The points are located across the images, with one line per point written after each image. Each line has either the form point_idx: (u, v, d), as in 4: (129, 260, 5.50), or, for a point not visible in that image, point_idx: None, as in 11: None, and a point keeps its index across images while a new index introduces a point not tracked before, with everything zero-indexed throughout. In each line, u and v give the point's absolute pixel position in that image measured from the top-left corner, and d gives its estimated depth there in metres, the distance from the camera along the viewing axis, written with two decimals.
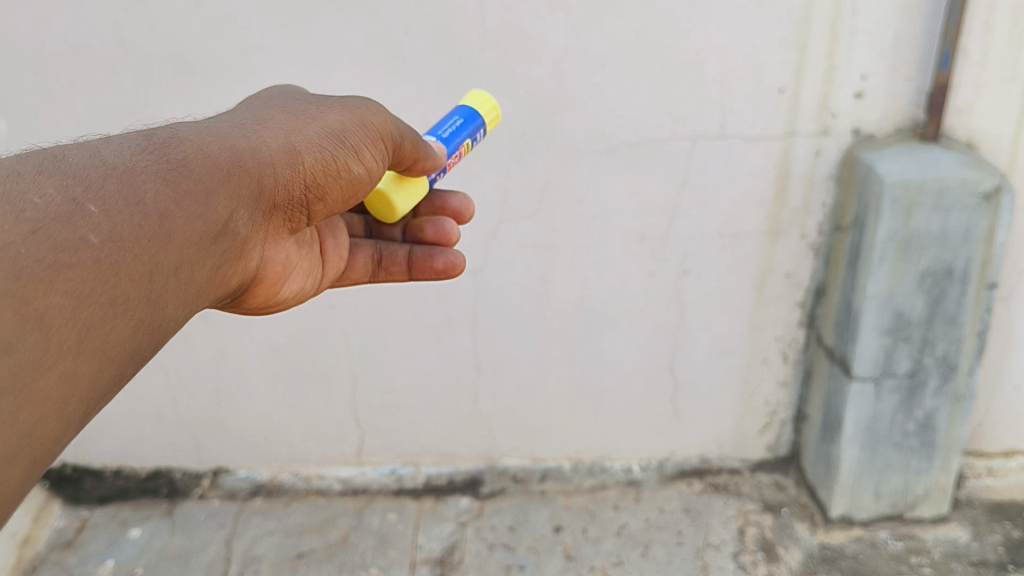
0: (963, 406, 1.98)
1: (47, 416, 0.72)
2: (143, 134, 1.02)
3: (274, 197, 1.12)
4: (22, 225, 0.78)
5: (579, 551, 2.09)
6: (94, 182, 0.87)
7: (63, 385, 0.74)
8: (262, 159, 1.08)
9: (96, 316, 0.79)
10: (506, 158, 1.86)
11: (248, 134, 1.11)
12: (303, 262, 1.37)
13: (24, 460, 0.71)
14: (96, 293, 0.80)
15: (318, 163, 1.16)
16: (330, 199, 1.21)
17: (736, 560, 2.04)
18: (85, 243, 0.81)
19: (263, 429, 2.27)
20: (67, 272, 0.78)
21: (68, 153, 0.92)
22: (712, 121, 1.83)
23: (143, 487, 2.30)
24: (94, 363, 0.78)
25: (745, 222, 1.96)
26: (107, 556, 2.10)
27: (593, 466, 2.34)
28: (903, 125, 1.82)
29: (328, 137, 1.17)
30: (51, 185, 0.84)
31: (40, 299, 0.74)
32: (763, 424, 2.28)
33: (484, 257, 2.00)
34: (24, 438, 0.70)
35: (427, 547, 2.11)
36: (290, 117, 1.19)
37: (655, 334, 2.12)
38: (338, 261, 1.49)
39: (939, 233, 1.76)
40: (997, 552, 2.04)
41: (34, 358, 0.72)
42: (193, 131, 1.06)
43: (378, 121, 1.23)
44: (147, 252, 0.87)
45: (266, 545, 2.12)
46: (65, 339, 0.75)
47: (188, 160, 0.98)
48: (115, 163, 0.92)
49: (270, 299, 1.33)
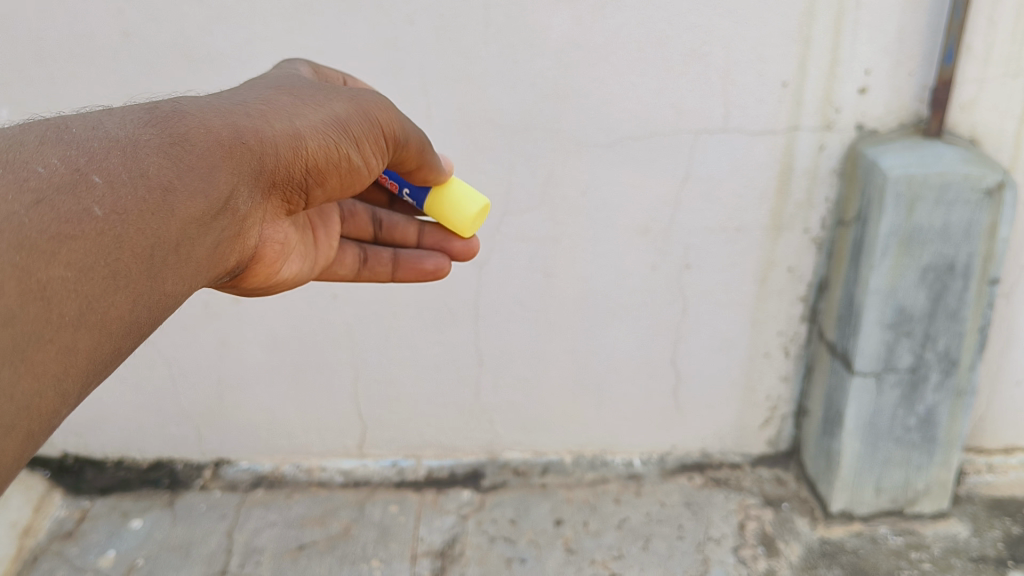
0: (963, 401, 1.98)
1: (45, 389, 0.73)
2: (147, 105, 1.01)
3: (277, 176, 1.10)
4: (24, 195, 0.78)
5: (580, 545, 2.09)
6: (97, 154, 0.87)
7: (64, 358, 0.75)
8: (267, 136, 1.06)
9: (97, 289, 0.79)
10: (509, 151, 1.86)
11: (254, 111, 1.09)
12: (299, 246, 1.36)
13: (21, 432, 0.71)
14: (98, 265, 0.80)
15: (322, 150, 1.14)
16: (329, 184, 1.19)
17: (736, 554, 2.05)
18: (88, 214, 0.81)
19: (265, 421, 2.27)
20: (70, 244, 0.78)
21: (70, 123, 0.91)
22: (715, 115, 1.82)
23: (144, 478, 2.30)
24: (94, 338, 0.78)
25: (747, 218, 1.96)
26: (108, 546, 2.11)
27: (593, 460, 2.34)
28: (906, 121, 1.81)
29: (331, 125, 1.16)
30: (54, 156, 0.84)
31: (41, 271, 0.75)
32: (764, 419, 2.28)
33: (486, 250, 1.99)
34: (23, 410, 0.71)
35: (428, 539, 2.12)
36: (295, 100, 1.16)
37: (656, 328, 2.12)
38: (328, 250, 1.48)
39: (941, 228, 1.75)
40: (997, 547, 2.04)
41: (35, 330, 0.73)
42: (198, 103, 1.05)
43: (379, 114, 1.23)
44: (149, 224, 0.86)
45: (267, 537, 2.13)
46: (66, 312, 0.76)
47: (192, 132, 0.97)
48: (117, 133, 0.91)
49: (270, 279, 1.31)
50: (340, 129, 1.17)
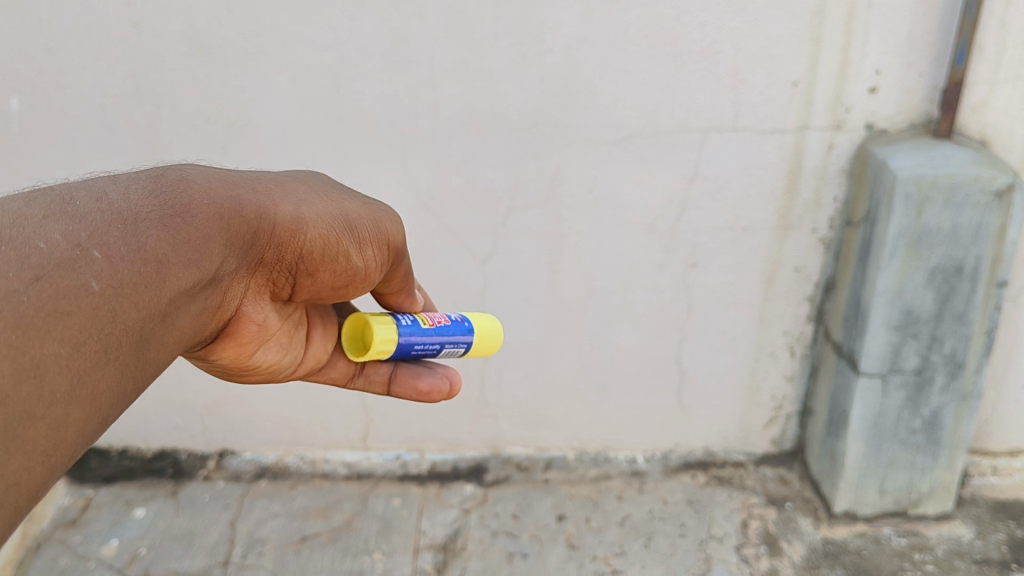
0: (969, 403, 1.98)
1: (33, 464, 0.73)
2: (152, 172, 1.00)
3: (267, 255, 1.10)
4: (25, 271, 0.78)
5: (582, 541, 2.09)
6: (99, 228, 0.86)
7: (52, 433, 0.75)
8: (269, 214, 1.07)
9: (88, 364, 0.79)
10: (517, 146, 1.86)
11: (260, 186, 1.09)
12: (282, 335, 1.29)
13: (8, 507, 0.71)
14: (91, 339, 0.80)
15: (319, 239, 1.13)
16: (320, 277, 1.18)
17: (738, 553, 2.04)
18: (86, 289, 0.81)
19: (269, 413, 2.27)
20: (66, 319, 0.78)
21: (74, 193, 0.91)
22: (725, 113, 1.82)
23: (149, 468, 2.30)
24: (83, 410, 0.78)
25: (754, 217, 1.95)
26: (111, 536, 2.11)
27: (597, 456, 2.33)
28: (917, 121, 1.81)
29: (337, 218, 1.15)
30: (56, 230, 0.83)
31: (36, 348, 0.75)
32: (768, 418, 2.27)
33: (494, 245, 1.99)
34: (9, 486, 0.71)
35: (430, 533, 2.12)
36: (306, 187, 1.17)
37: (664, 325, 2.12)
38: (319, 355, 1.39)
39: (950, 230, 1.74)
40: (1000, 550, 2.04)
41: (27, 408, 0.73)
42: (205, 171, 1.04)
43: (391, 225, 1.23)
44: (142, 295, 0.87)
45: (270, 528, 2.13)
46: (58, 387, 0.76)
47: (194, 205, 0.97)
48: (120, 206, 0.91)
49: (242, 360, 1.27)
50: (345, 224, 1.16)
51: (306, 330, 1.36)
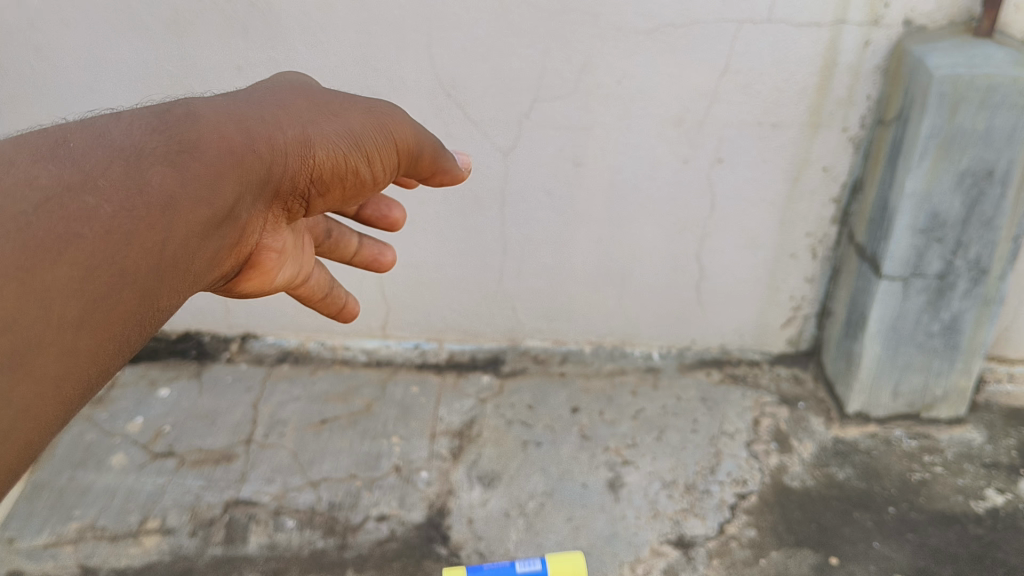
0: (990, 309, 1.96)
1: (47, 392, 0.68)
2: (157, 106, 0.93)
3: (279, 187, 1.05)
4: (32, 194, 0.73)
5: (594, 432, 2.13)
6: (102, 162, 0.80)
7: (65, 361, 0.69)
8: (277, 146, 1.01)
9: (104, 287, 0.74)
10: (545, 34, 1.81)
11: (269, 117, 1.03)
12: (292, 254, 1.23)
13: (20, 438, 0.66)
14: (106, 264, 0.74)
15: (332, 159, 1.09)
16: (331, 196, 1.15)
17: (749, 449, 2.07)
18: (96, 213, 0.75)
19: (290, 300, 2.30)
20: (72, 246, 0.72)
21: (69, 133, 0.83)
22: (759, 3, 1.76)
23: (173, 349, 2.37)
24: (94, 341, 0.73)
25: (783, 114, 1.91)
26: (137, 413, 2.17)
27: (613, 351, 2.37)
28: (957, 18, 1.76)
29: (346, 137, 1.10)
30: (52, 166, 0.77)
31: (45, 271, 0.69)
32: (786, 319, 2.28)
33: (517, 137, 1.97)
34: (22, 412, 0.66)
35: (447, 419, 2.16)
36: (313, 107, 1.11)
37: (685, 222, 2.11)
38: (305, 284, 1.32)
39: (985, 132, 1.69)
40: (1010, 455, 2.06)
41: (38, 336, 0.67)
42: (212, 107, 0.97)
43: (401, 132, 1.16)
44: (157, 233, 0.80)
45: (291, 410, 2.19)
46: (70, 313, 0.70)
47: (204, 140, 0.90)
48: (123, 141, 0.84)
49: (263, 286, 1.20)
50: (356, 140, 1.11)
51: (303, 247, 1.28)
